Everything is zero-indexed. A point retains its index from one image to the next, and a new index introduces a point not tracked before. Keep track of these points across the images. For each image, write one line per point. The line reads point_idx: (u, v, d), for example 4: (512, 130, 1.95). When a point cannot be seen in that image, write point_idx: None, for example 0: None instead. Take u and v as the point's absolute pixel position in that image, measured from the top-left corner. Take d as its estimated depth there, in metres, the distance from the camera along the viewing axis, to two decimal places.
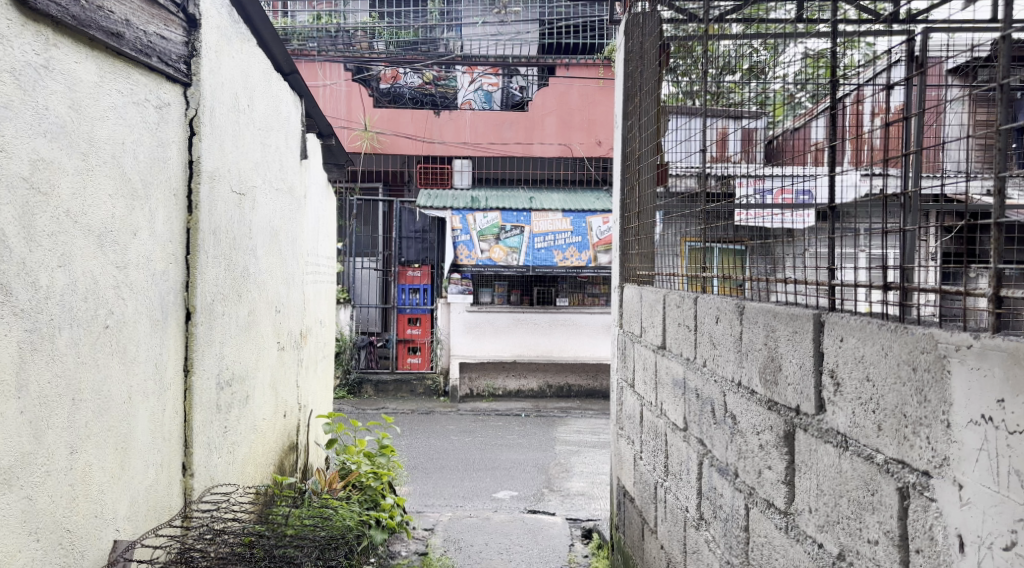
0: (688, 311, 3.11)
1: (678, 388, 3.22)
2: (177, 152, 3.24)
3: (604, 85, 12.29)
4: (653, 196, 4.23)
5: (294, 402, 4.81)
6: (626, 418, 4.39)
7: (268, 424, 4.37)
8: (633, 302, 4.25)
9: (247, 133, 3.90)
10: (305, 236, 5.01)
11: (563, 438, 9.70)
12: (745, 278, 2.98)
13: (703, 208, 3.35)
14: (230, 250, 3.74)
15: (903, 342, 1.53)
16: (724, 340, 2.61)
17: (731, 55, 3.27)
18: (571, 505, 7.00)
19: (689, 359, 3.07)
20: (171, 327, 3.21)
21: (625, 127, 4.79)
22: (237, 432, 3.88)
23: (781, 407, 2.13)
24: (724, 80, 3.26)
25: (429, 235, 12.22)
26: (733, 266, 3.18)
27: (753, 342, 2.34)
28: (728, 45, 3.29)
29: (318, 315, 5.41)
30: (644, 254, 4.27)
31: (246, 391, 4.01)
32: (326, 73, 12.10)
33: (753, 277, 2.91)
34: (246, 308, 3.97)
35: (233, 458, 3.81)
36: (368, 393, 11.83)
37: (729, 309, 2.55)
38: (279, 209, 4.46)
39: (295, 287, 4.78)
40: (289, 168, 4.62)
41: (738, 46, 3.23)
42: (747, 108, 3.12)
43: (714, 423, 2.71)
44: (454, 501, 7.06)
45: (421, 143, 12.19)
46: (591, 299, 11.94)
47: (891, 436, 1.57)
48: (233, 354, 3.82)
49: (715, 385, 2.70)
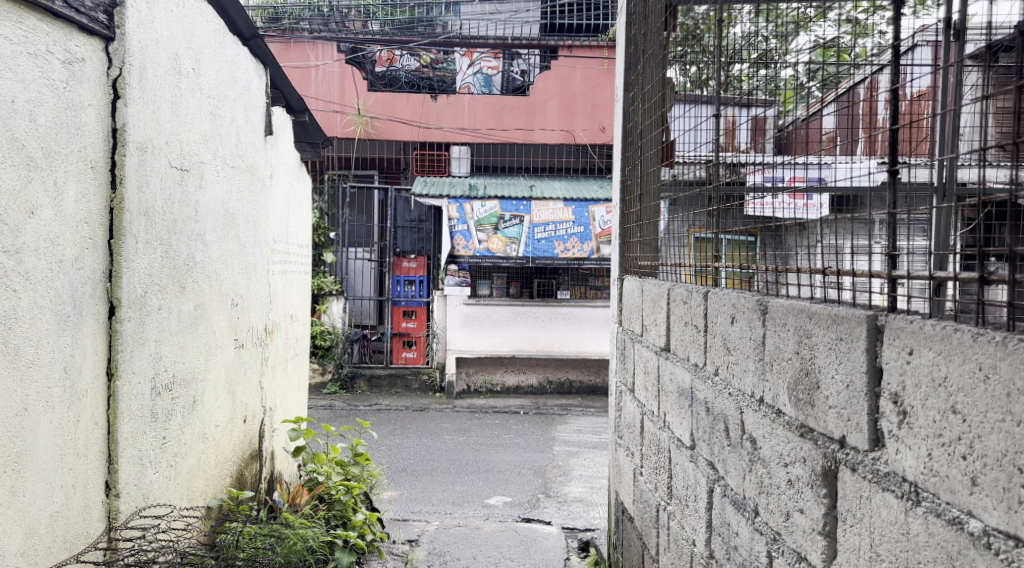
0: (696, 308, 2.59)
1: (684, 398, 2.73)
2: (96, 118, 2.76)
3: (608, 68, 11.77)
4: (656, 176, 3.73)
5: (256, 405, 4.34)
6: (625, 427, 3.90)
7: (223, 432, 3.91)
8: (633, 296, 3.75)
9: (192, 101, 3.44)
10: (271, 221, 4.54)
11: (562, 438, 9.21)
12: (763, 271, 2.48)
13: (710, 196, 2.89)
14: (169, 233, 3.27)
15: (1012, 362, 1.03)
16: (743, 345, 2.10)
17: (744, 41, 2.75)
18: (568, 513, 6.51)
19: (697, 366, 2.57)
20: (87, 324, 2.74)
21: (626, 100, 4.26)
22: (179, 443, 3.42)
23: (818, 436, 1.63)
24: (732, 68, 2.76)
25: (425, 225, 11.58)
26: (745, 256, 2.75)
27: (780, 351, 1.84)
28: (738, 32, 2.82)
29: (288, 309, 4.94)
30: (647, 242, 3.78)
31: (192, 395, 3.55)
32: (318, 55, 11.51)
33: (773, 267, 2.41)
34: (191, 302, 3.50)
35: (173, 473, 3.35)
36: (361, 388, 11.40)
37: (749, 307, 2.06)
38: (237, 190, 3.98)
39: (258, 278, 4.31)
40: (249, 144, 4.14)
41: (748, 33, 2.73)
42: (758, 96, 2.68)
43: (729, 445, 2.23)
44: (443, 507, 6.59)
45: (418, 129, 11.70)
46: (593, 292, 11.43)
47: (992, 495, 1.07)
48: (174, 354, 3.35)
49: (732, 401, 2.20)
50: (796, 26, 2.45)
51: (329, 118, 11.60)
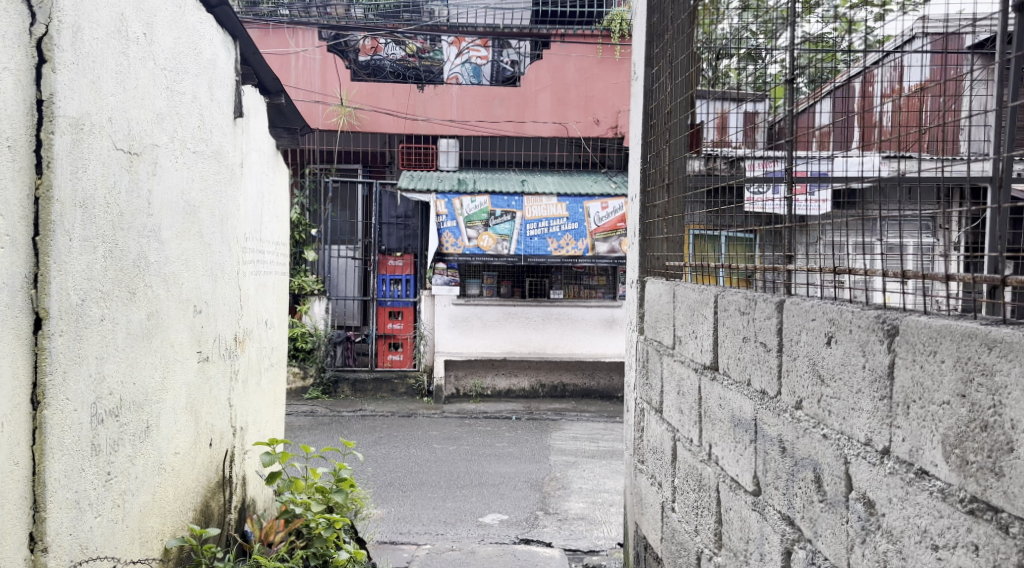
0: (764, 322, 2.07)
1: (741, 429, 2.25)
2: (14, 84, 2.18)
3: (603, 57, 11.24)
4: (683, 165, 3.25)
5: (223, 426, 3.79)
6: (650, 452, 3.40)
7: (184, 461, 3.36)
8: (661, 301, 3.25)
9: (143, 73, 2.88)
10: (242, 216, 4.00)
11: (558, 446, 8.70)
12: (850, 275, 1.92)
13: (707, 187, 2.96)
14: (113, 230, 2.71)
15: None
16: (852, 375, 1.60)
17: (731, 38, 2.91)
18: (569, 533, 5.98)
19: (763, 394, 2.08)
20: (6, 341, 2.14)
21: (649, 77, 3.74)
22: (129, 478, 2.86)
23: (1007, 520, 1.13)
24: (722, 65, 2.94)
25: (412, 221, 11.01)
26: (745, 256, 2.71)
27: (929, 389, 1.33)
28: (726, 28, 2.95)
29: (263, 314, 4.39)
30: (676, 239, 3.29)
31: (146, 419, 3.00)
32: (298, 41, 10.96)
33: (860, 273, 1.84)
34: (143, 310, 2.95)
35: (121, 515, 2.79)
36: (345, 392, 10.86)
37: (863, 325, 1.56)
38: (200, 179, 3.44)
39: (225, 281, 3.76)
40: (215, 127, 3.60)
41: (738, 28, 2.87)
42: (747, 92, 2.80)
43: (821, 500, 1.74)
44: (434, 526, 6.05)
45: (403, 121, 11.14)
46: (587, 292, 10.95)
47: None
48: (121, 374, 2.79)
49: (829, 446, 1.71)
50: (781, 21, 2.54)
51: (310, 109, 11.04)
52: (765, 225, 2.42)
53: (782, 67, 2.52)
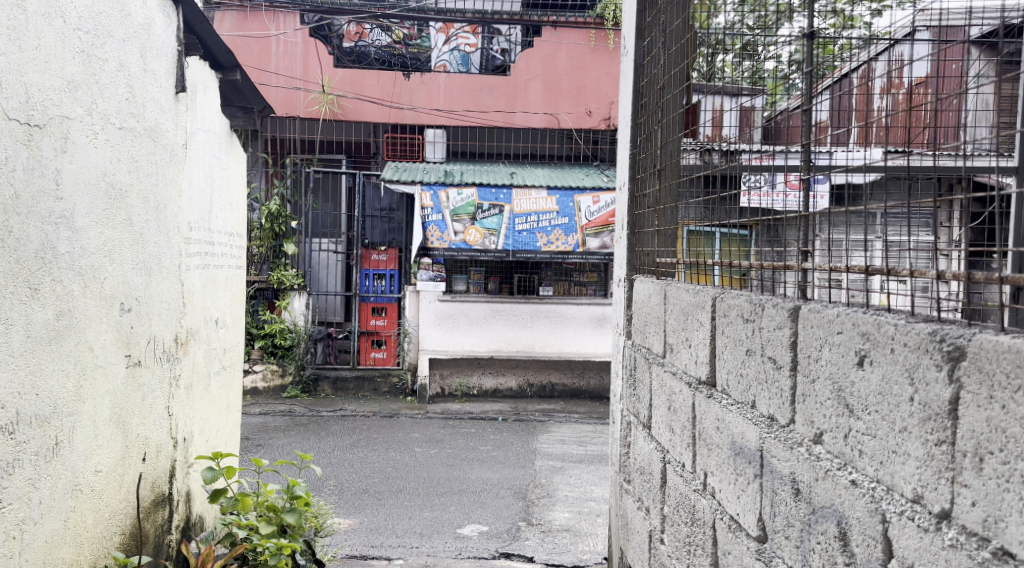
0: (772, 333, 1.69)
1: (743, 458, 1.87)
2: None
3: (595, 46, 10.86)
4: (676, 149, 2.88)
5: (160, 438, 3.39)
6: (636, 470, 3.01)
7: (108, 479, 2.96)
8: (650, 301, 2.86)
9: (49, 33, 2.46)
10: (185, 203, 3.59)
11: (545, 450, 8.30)
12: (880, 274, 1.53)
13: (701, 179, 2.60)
14: (7, 215, 2.28)
15: None
16: (897, 410, 1.20)
17: (725, 32, 2.52)
18: (553, 547, 5.56)
19: (770, 421, 1.70)
20: None
21: (640, 50, 3.30)
22: (29, 505, 2.44)
23: None
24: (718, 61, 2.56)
25: (396, 214, 10.67)
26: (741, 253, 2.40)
27: (1017, 438, 0.94)
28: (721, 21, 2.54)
29: (212, 311, 4.00)
30: (668, 233, 2.91)
31: (54, 435, 2.59)
32: (279, 24, 10.48)
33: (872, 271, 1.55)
34: (50, 308, 2.54)
35: (17, 552, 2.37)
36: (325, 391, 10.43)
37: (911, 344, 1.17)
38: (128, 161, 3.04)
39: (161, 276, 3.36)
40: (148, 101, 3.19)
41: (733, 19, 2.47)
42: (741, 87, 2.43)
43: (845, 563, 1.36)
44: (408, 539, 5.63)
45: (388, 109, 10.70)
46: (577, 289, 10.60)
47: None
48: (18, 384, 2.36)
49: (859, 496, 1.32)
50: (779, 14, 2.20)
51: (291, 96, 10.58)
52: (760, 218, 2.10)
53: (789, 37, 2.16)
